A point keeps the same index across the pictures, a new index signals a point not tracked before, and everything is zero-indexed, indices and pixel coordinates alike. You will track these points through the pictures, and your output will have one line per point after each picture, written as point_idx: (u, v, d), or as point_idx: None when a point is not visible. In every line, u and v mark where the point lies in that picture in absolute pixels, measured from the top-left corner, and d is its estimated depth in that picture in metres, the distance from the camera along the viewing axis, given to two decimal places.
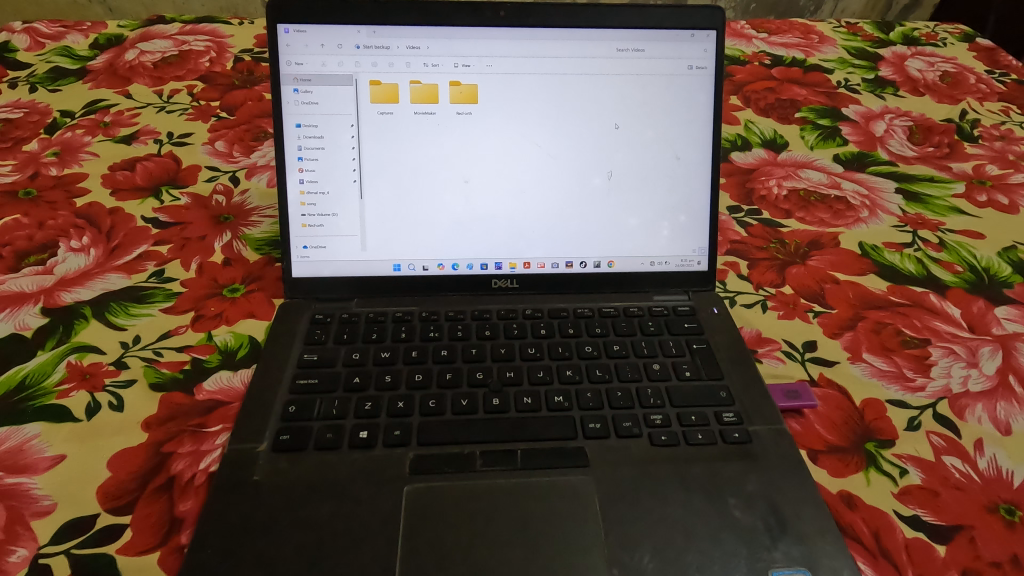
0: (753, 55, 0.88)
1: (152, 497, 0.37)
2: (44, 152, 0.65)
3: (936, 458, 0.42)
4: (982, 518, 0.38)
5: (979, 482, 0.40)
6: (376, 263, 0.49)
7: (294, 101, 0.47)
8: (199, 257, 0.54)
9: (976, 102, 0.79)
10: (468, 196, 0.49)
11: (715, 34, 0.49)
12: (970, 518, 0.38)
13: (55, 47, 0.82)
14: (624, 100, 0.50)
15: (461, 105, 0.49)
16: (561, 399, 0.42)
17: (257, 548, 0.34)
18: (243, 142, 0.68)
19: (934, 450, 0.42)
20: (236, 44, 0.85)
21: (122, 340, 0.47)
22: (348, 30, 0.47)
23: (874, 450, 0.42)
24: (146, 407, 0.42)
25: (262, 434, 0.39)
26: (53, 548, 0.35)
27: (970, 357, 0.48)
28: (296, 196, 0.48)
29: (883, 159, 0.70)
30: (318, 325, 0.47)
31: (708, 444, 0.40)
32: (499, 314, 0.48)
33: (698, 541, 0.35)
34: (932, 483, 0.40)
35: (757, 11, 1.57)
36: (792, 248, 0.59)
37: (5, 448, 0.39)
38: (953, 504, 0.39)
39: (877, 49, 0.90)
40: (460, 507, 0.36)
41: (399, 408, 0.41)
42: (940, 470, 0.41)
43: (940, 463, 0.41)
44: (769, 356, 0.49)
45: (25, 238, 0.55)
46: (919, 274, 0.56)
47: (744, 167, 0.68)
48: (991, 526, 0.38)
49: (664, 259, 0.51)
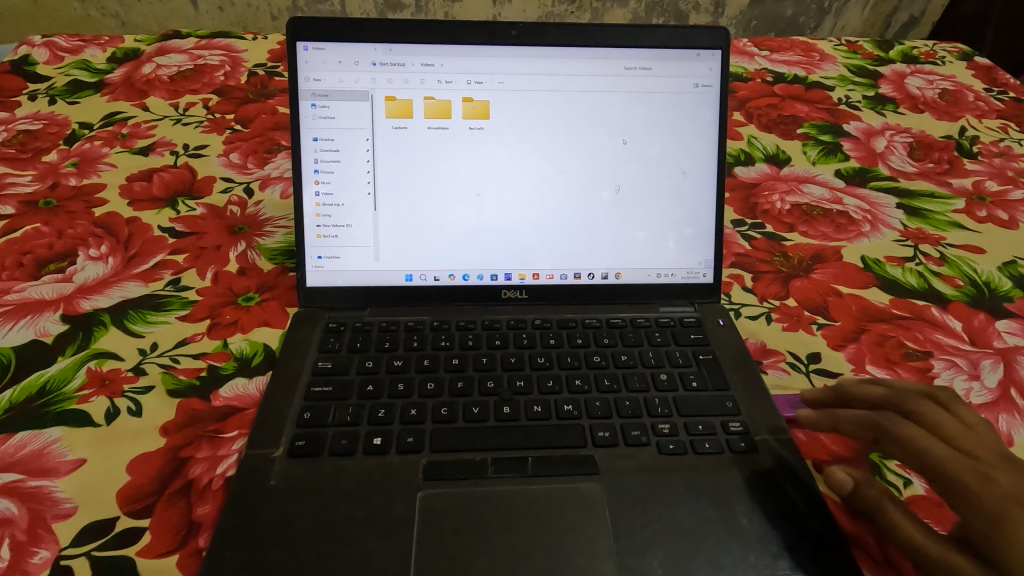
0: (755, 72, 0.90)
1: (171, 501, 0.38)
2: (62, 162, 0.66)
3: (884, 395, 0.43)
4: (915, 447, 0.39)
5: (926, 412, 0.41)
6: (388, 274, 0.50)
7: (312, 115, 0.49)
8: (214, 266, 0.56)
9: (975, 119, 0.81)
10: (480, 209, 0.51)
11: (719, 54, 0.51)
12: (908, 452, 0.39)
13: (74, 61, 0.84)
14: (633, 117, 0.51)
15: (473, 120, 0.50)
16: (570, 407, 0.43)
17: (276, 550, 0.35)
18: (257, 154, 0.69)
19: (885, 390, 0.43)
20: (249, 58, 0.87)
21: (140, 346, 0.48)
22: (365, 47, 0.49)
23: (837, 398, 0.45)
24: (163, 412, 0.43)
25: (278, 440, 0.40)
26: (75, 550, 0.35)
27: (972, 370, 0.49)
28: (312, 208, 0.49)
29: (884, 174, 0.71)
30: (331, 333, 0.48)
31: (714, 453, 0.41)
32: (509, 324, 0.49)
33: (707, 548, 0.36)
34: (874, 418, 0.42)
35: (758, 28, 1.60)
36: (796, 261, 0.60)
37: (26, 452, 0.40)
38: (893, 441, 0.40)
39: (877, 66, 0.92)
40: (472, 511, 0.37)
41: (412, 415, 0.42)
42: (888, 410, 0.42)
43: (888, 401, 0.43)
44: (773, 367, 0.50)
45: (45, 247, 0.56)
46: (921, 288, 0.57)
47: (747, 182, 0.70)
48: (924, 449, 0.39)
49: (670, 271, 0.52)
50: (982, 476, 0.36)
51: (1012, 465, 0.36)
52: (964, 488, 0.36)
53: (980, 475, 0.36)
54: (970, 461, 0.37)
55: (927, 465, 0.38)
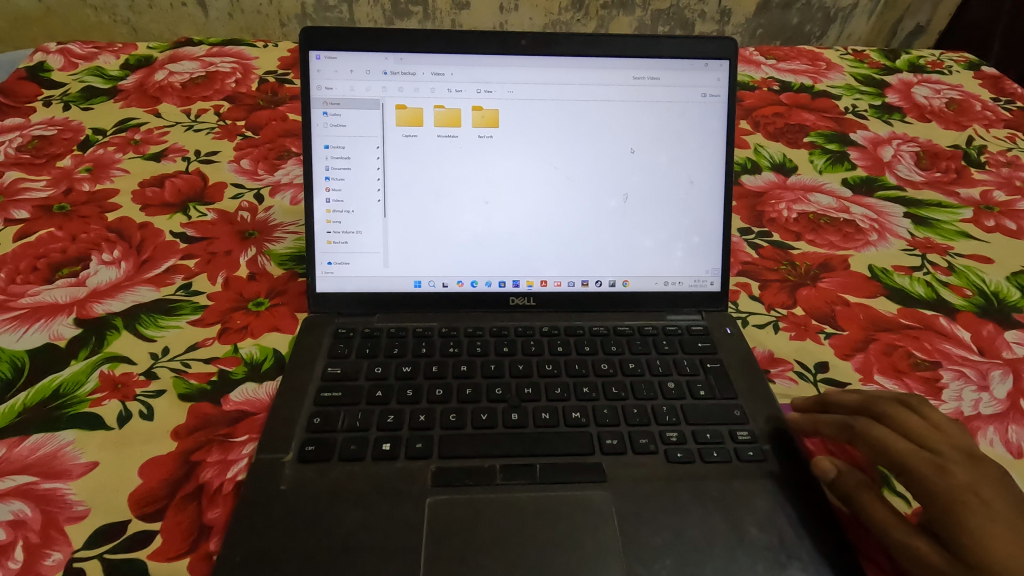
0: (761, 81, 0.90)
1: (182, 504, 0.38)
2: (76, 168, 0.67)
3: (860, 403, 0.43)
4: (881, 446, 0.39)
5: (892, 412, 0.41)
6: (396, 281, 0.51)
7: (324, 123, 0.49)
8: (225, 271, 0.56)
9: (983, 129, 0.81)
10: (489, 216, 0.51)
11: (728, 64, 0.51)
12: (874, 449, 0.39)
13: (88, 67, 0.85)
14: (640, 126, 0.52)
15: (483, 128, 0.51)
16: (578, 414, 0.43)
17: (285, 554, 0.35)
18: (268, 160, 0.70)
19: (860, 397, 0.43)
20: (260, 65, 0.88)
21: (152, 351, 0.48)
22: (376, 56, 0.50)
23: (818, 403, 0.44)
24: (175, 416, 0.44)
25: (288, 445, 0.41)
26: (87, 552, 0.36)
27: (981, 381, 0.49)
28: (323, 214, 0.49)
29: (891, 183, 0.71)
30: (340, 339, 0.48)
31: (722, 462, 0.41)
32: (517, 331, 0.50)
33: (715, 556, 0.36)
34: (845, 419, 0.41)
35: (764, 36, 1.60)
36: (803, 270, 0.60)
37: (40, 454, 0.41)
38: (862, 438, 0.40)
39: (884, 76, 0.92)
40: (481, 517, 0.37)
41: (420, 421, 0.42)
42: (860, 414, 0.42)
43: (863, 408, 0.42)
44: (781, 376, 0.50)
45: (59, 251, 0.56)
46: (929, 298, 0.57)
47: (754, 190, 0.70)
48: (889, 443, 0.39)
49: (677, 280, 0.52)
50: (938, 467, 0.37)
51: (965, 458, 0.38)
52: (923, 479, 0.37)
53: (937, 467, 0.37)
54: (928, 454, 0.38)
55: (890, 459, 0.38)
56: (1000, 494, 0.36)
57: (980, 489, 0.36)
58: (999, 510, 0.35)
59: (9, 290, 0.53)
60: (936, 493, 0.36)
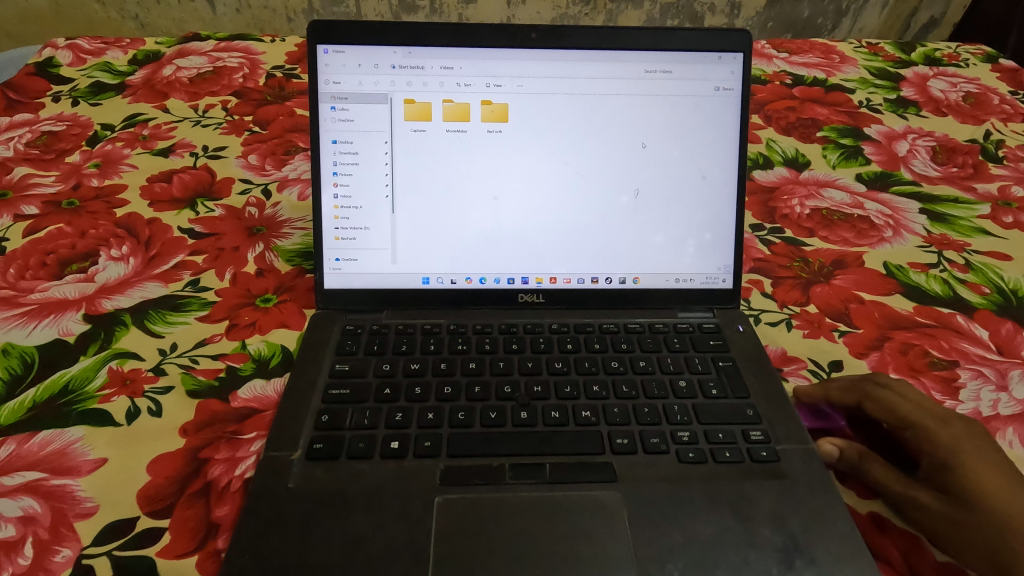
0: (773, 74, 0.89)
1: (191, 501, 0.38)
2: (85, 163, 0.67)
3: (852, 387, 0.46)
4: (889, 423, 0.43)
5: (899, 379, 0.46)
6: (404, 277, 0.50)
7: (331, 118, 0.49)
8: (233, 267, 0.56)
9: (1001, 123, 0.79)
10: (498, 212, 0.50)
11: (741, 56, 0.50)
12: (883, 408, 0.44)
13: (96, 63, 0.85)
14: (651, 121, 0.51)
15: (492, 123, 0.50)
16: (589, 413, 0.43)
17: (293, 553, 0.35)
18: (275, 156, 0.70)
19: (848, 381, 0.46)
20: (267, 60, 0.88)
21: (160, 347, 0.48)
22: (385, 50, 0.49)
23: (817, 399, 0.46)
24: (183, 413, 0.43)
25: (296, 442, 0.40)
26: (96, 549, 0.36)
27: (1000, 380, 0.48)
28: (330, 210, 0.49)
29: (906, 179, 0.70)
30: (349, 336, 0.48)
31: (735, 462, 0.40)
32: (526, 328, 0.49)
33: (728, 559, 0.35)
34: (857, 383, 0.46)
35: (775, 29, 1.58)
36: (816, 267, 0.59)
37: (49, 450, 0.41)
38: (872, 399, 0.45)
39: (899, 69, 0.91)
40: (491, 517, 0.37)
41: (429, 419, 0.42)
42: (871, 378, 0.46)
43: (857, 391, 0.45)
44: (794, 374, 0.49)
45: (68, 246, 0.57)
46: (945, 295, 0.55)
47: (766, 185, 0.69)
48: (894, 404, 0.44)
49: (689, 277, 0.51)
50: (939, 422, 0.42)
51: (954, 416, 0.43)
52: (927, 433, 0.42)
53: (940, 421, 0.42)
54: (925, 410, 0.43)
55: (897, 417, 0.43)
56: (985, 443, 0.42)
57: (970, 440, 0.41)
58: (985, 455, 0.41)
59: (19, 286, 0.53)
60: (938, 442, 0.41)
